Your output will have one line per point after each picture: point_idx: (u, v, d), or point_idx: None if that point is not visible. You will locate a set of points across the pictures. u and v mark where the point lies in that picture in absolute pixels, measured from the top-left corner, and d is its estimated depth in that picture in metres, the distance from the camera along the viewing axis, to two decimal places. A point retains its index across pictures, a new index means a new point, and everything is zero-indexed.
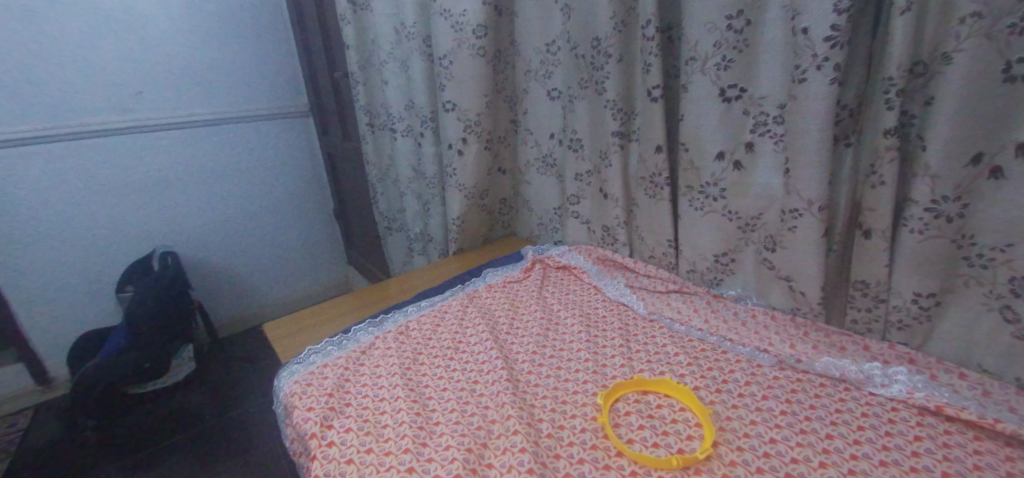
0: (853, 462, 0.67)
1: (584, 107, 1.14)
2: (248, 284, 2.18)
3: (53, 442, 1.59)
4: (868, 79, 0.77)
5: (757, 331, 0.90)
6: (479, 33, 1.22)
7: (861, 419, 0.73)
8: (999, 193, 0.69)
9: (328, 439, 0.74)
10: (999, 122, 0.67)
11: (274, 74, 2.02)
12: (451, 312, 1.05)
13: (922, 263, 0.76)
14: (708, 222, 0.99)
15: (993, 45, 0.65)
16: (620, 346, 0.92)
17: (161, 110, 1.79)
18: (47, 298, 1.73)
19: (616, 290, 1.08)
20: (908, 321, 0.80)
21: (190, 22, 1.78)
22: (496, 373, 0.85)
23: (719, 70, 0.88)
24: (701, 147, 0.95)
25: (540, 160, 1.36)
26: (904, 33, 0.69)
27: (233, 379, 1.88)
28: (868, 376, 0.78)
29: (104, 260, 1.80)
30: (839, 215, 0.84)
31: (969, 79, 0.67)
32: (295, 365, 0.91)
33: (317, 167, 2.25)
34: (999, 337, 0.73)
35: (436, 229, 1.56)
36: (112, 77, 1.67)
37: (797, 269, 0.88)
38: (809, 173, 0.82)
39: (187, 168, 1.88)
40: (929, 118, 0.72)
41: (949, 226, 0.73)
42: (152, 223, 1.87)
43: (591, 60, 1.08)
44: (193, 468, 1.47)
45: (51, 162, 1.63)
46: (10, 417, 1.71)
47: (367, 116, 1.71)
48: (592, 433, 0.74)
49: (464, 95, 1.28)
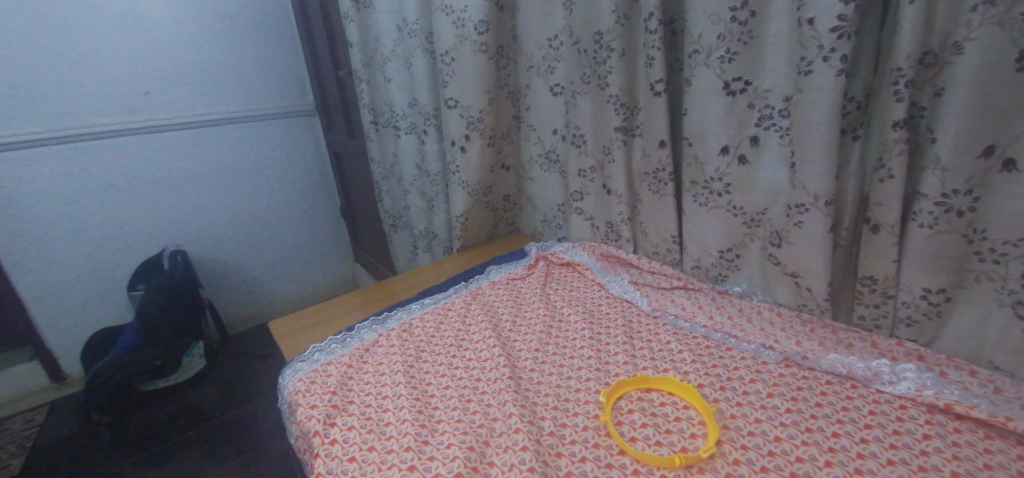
0: (860, 462, 0.66)
1: (586, 102, 1.13)
2: (256, 281, 2.21)
3: (68, 437, 1.63)
4: (876, 70, 0.75)
5: (762, 327, 0.89)
6: (480, 28, 1.20)
7: (868, 417, 0.71)
8: (1011, 187, 0.67)
9: (331, 437, 0.75)
10: (1011, 113, 0.65)
11: (279, 73, 2.03)
12: (455, 309, 1.05)
13: (933, 259, 0.74)
14: (712, 217, 0.98)
15: (1007, 34, 0.63)
16: (623, 344, 0.91)
17: (171, 111, 1.82)
18: (63, 296, 1.77)
19: (619, 288, 1.08)
20: (916, 318, 0.79)
21: (195, 22, 1.79)
22: (498, 370, 0.86)
23: (722, 63, 0.86)
24: (704, 141, 0.94)
25: (543, 156, 1.35)
26: (913, 23, 0.67)
27: (243, 375, 1.91)
28: (875, 374, 0.76)
29: (117, 258, 1.84)
30: (845, 210, 0.82)
31: (980, 68, 0.65)
32: (299, 363, 0.92)
33: (323, 165, 2.27)
34: (1011, 333, 0.71)
35: (440, 226, 1.57)
36: (121, 78, 1.70)
37: (803, 264, 0.87)
38: (814, 168, 0.80)
39: (195, 168, 1.91)
40: (938, 110, 0.70)
41: (960, 220, 0.71)
42: (162, 223, 1.89)
43: (594, 54, 1.07)
44: (203, 463, 1.50)
45: (63, 162, 1.66)
46: (27, 414, 1.76)
47: (370, 114, 1.71)
48: (594, 431, 0.73)
49: (465, 92, 1.28)
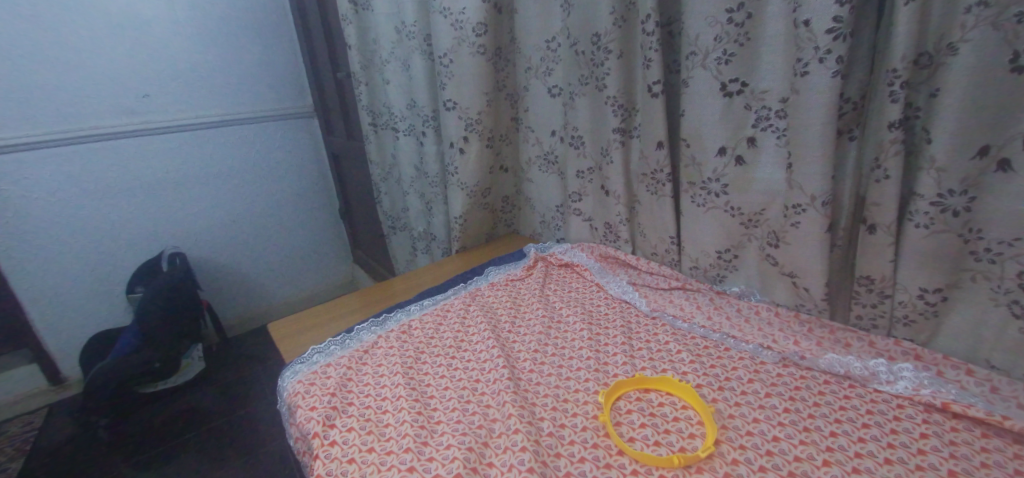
0: (858, 461, 0.66)
1: (584, 103, 1.14)
2: (255, 283, 2.20)
3: (66, 440, 1.63)
4: (871, 72, 0.76)
5: (760, 327, 0.90)
6: (478, 31, 1.21)
7: (866, 416, 0.72)
8: (1006, 187, 0.68)
9: (330, 439, 0.75)
10: (1005, 113, 0.65)
11: (278, 76, 2.03)
12: (453, 310, 1.05)
13: (929, 258, 0.75)
14: (710, 217, 0.98)
15: (1000, 35, 0.63)
16: (622, 344, 0.91)
17: (169, 114, 1.82)
18: (62, 299, 1.77)
19: (618, 288, 1.08)
20: (913, 317, 0.79)
21: (194, 24, 1.79)
22: (497, 372, 0.86)
23: (719, 64, 0.87)
24: (702, 142, 0.94)
25: (541, 157, 1.36)
26: (908, 24, 0.67)
27: (242, 378, 1.91)
28: (873, 373, 0.77)
29: (116, 261, 1.84)
30: (842, 210, 0.83)
31: (975, 69, 0.65)
32: (298, 365, 0.92)
33: (322, 167, 2.27)
34: (1007, 332, 0.72)
35: (439, 227, 1.58)
36: (120, 81, 1.70)
37: (800, 264, 0.87)
38: (811, 168, 0.80)
39: (194, 170, 1.91)
40: (933, 110, 0.70)
41: (956, 219, 0.72)
42: (161, 225, 1.89)
43: (591, 56, 1.08)
44: (202, 465, 1.49)
45: (62, 165, 1.66)
46: (26, 417, 1.75)
47: (369, 116, 1.71)
48: (593, 431, 0.74)
49: (464, 93, 1.28)
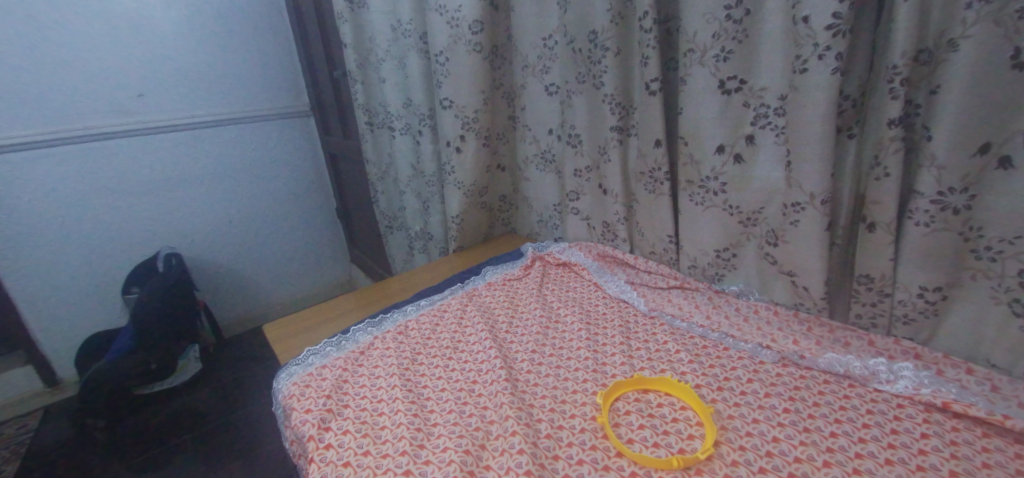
0: (858, 461, 0.66)
1: (582, 101, 1.13)
2: (252, 283, 2.20)
3: (61, 442, 1.62)
4: (871, 69, 0.75)
5: (759, 327, 0.89)
6: (475, 28, 1.20)
7: (866, 416, 0.71)
8: (1007, 184, 0.67)
9: (326, 442, 0.74)
10: (1006, 110, 0.65)
11: (274, 75, 2.02)
12: (450, 311, 1.05)
13: (928, 257, 0.74)
14: (708, 215, 0.97)
15: (1002, 31, 0.62)
16: (620, 344, 0.91)
17: (163, 113, 1.80)
18: (58, 300, 1.76)
19: (617, 288, 1.07)
20: (913, 316, 0.79)
21: (189, 22, 1.78)
22: (495, 373, 0.85)
23: (718, 62, 0.86)
24: (700, 141, 0.94)
25: (539, 156, 1.35)
26: (909, 20, 0.66)
27: (239, 379, 1.90)
28: (873, 373, 0.76)
29: (111, 262, 1.83)
30: (841, 208, 0.82)
31: (975, 65, 0.65)
32: (293, 366, 0.91)
33: (318, 166, 2.26)
34: (1008, 331, 0.71)
35: (437, 225, 1.57)
36: (115, 79, 1.68)
37: (799, 263, 0.86)
38: (811, 166, 0.80)
39: (190, 169, 1.90)
40: (934, 107, 0.69)
41: (956, 218, 0.71)
42: (157, 225, 1.88)
43: (589, 54, 1.07)
44: (199, 467, 1.48)
45: (56, 164, 1.65)
46: (22, 419, 1.74)
47: (365, 115, 1.71)
48: (592, 433, 0.73)
49: (460, 91, 1.27)
